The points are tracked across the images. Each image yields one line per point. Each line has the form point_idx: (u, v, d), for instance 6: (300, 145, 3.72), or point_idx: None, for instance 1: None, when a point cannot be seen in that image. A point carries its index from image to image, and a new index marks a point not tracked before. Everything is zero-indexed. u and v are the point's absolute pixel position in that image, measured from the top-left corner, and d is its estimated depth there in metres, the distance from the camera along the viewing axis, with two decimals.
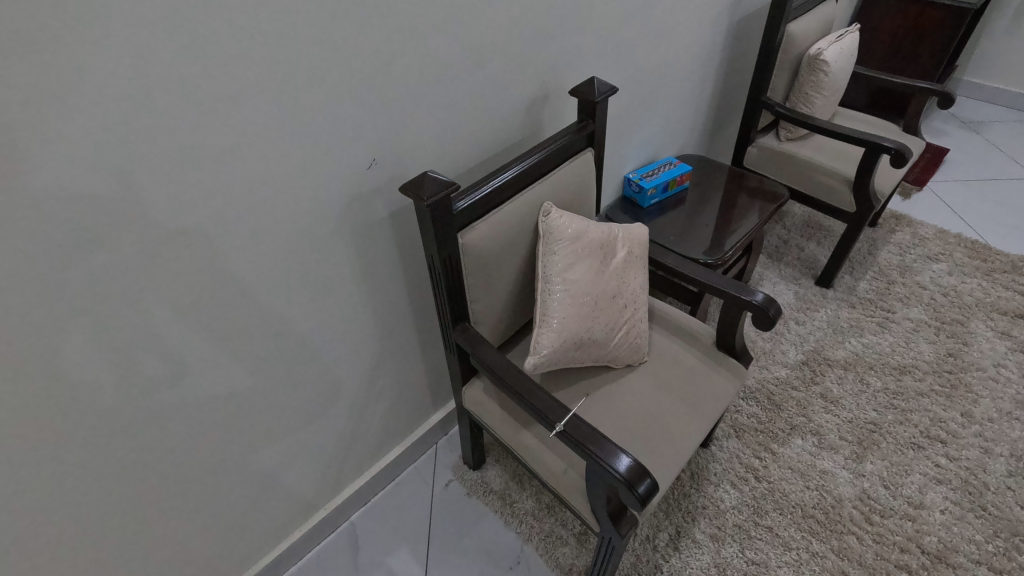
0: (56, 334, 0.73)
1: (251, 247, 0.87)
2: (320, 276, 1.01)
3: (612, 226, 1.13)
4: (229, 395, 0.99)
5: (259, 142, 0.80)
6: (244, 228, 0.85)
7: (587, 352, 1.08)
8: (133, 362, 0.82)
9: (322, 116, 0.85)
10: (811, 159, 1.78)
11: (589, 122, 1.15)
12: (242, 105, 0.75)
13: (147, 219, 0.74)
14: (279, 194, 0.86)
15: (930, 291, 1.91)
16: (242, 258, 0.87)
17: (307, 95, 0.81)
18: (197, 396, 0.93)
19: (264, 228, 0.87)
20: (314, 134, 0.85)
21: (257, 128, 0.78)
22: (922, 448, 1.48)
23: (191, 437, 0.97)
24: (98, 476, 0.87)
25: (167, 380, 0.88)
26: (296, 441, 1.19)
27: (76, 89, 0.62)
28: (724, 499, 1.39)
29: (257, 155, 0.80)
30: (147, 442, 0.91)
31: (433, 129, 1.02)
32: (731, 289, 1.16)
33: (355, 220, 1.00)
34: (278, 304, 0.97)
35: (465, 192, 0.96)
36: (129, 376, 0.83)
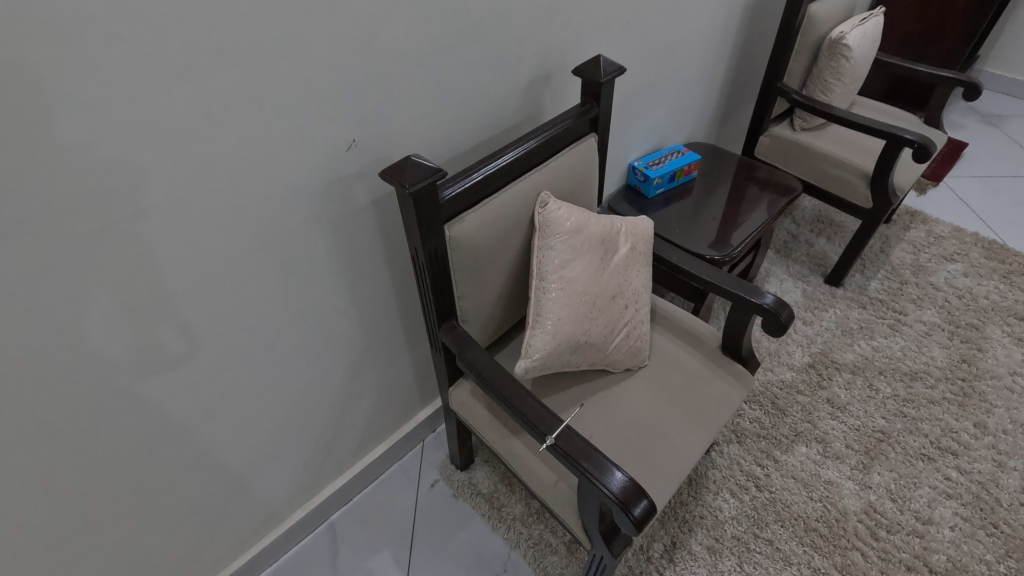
0: (79, 306, 0.69)
1: (222, 233, 0.78)
2: (298, 266, 0.92)
3: (614, 220, 1.04)
4: (200, 394, 0.91)
5: (233, 118, 0.70)
6: (213, 212, 0.76)
7: (583, 356, 1.00)
8: (154, 337, 0.79)
9: (299, 90, 0.75)
10: (828, 150, 1.68)
11: (593, 105, 1.06)
12: (212, 73, 0.66)
13: (100, 199, 0.65)
14: (251, 175, 0.77)
15: (944, 293, 1.83)
16: (211, 244, 0.78)
17: (283, 65, 0.72)
18: (168, 390, 0.86)
19: (235, 212, 0.78)
20: (287, 114, 0.76)
21: (231, 100, 0.69)
22: (933, 459, 1.41)
23: (166, 434, 0.90)
24: (59, 478, 0.80)
25: (190, 354, 0.85)
26: (274, 441, 1.11)
27: (21, 46, 0.53)
28: (723, 508, 1.33)
29: (230, 134, 0.71)
30: (111, 442, 0.83)
31: (421, 108, 0.92)
32: (740, 291, 1.08)
33: (336, 206, 0.91)
34: (255, 295, 0.89)
35: (454, 180, 0.87)
36: (149, 353, 0.80)
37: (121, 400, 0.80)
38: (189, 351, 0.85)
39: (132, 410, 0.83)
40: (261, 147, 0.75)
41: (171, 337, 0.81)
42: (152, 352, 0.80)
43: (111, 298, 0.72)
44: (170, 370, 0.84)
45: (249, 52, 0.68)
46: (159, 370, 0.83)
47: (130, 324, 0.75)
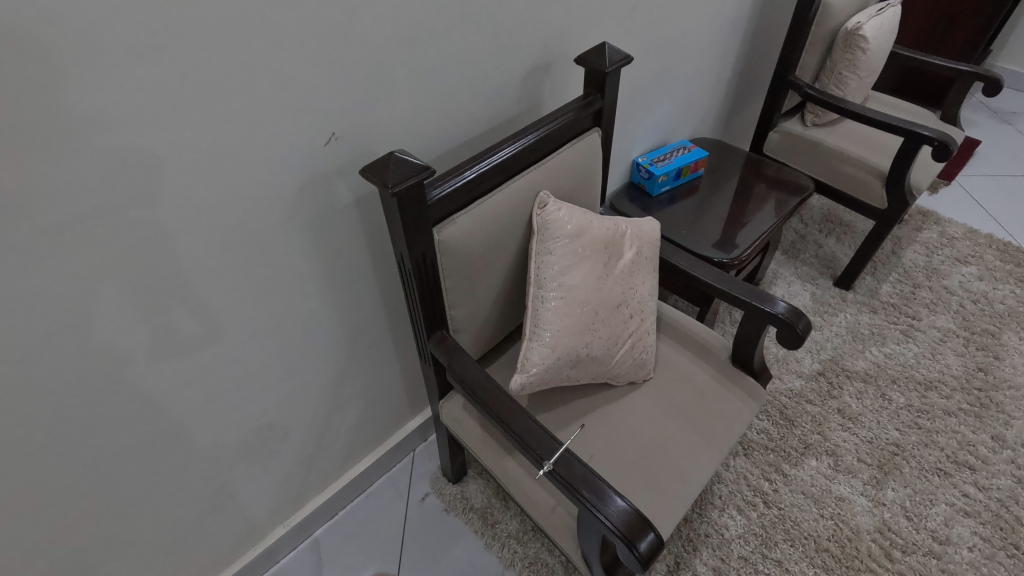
0: (88, 289, 0.65)
1: (184, 236, 0.70)
2: (274, 271, 0.84)
3: (618, 222, 0.97)
4: (165, 412, 0.83)
5: (191, 106, 0.62)
6: (172, 213, 0.68)
7: (583, 369, 0.93)
8: (168, 320, 0.75)
9: (268, 76, 0.67)
10: (841, 148, 1.60)
11: (597, 98, 0.98)
12: (164, 54, 0.58)
13: (37, 198, 0.57)
14: (216, 172, 0.68)
15: (959, 297, 1.75)
16: (171, 249, 0.70)
17: (248, 47, 0.64)
18: (127, 409, 0.78)
19: (197, 213, 0.70)
20: (256, 102, 0.67)
21: (186, 86, 0.61)
22: (949, 474, 1.34)
23: (130, 453, 0.82)
24: (8, 504, 0.73)
25: (207, 338, 0.81)
26: (252, 457, 1.04)
27: None
28: (729, 526, 1.26)
29: (185, 124, 0.63)
30: (65, 465, 0.75)
31: (409, 98, 0.84)
32: (753, 300, 1.00)
33: (315, 206, 0.83)
34: (225, 304, 0.81)
35: (444, 178, 0.79)
36: (165, 338, 0.76)
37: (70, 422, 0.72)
38: (207, 334, 0.81)
39: (87, 430, 0.75)
40: (226, 141, 0.67)
41: (187, 320, 0.77)
42: (167, 337, 0.76)
43: (121, 281, 0.67)
44: (189, 354, 0.80)
45: (206, 31, 0.60)
46: (176, 354, 0.79)
47: (143, 307, 0.71)
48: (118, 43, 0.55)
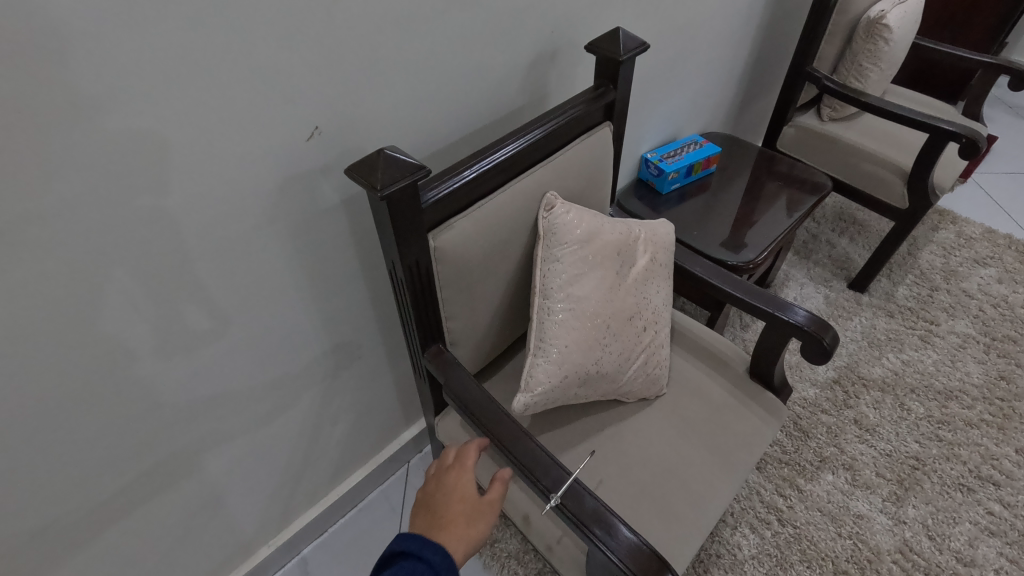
0: (92, 281, 0.60)
1: (141, 243, 0.62)
2: (250, 280, 0.75)
3: (631, 225, 0.89)
4: (130, 434, 0.75)
5: (143, 93, 0.54)
6: (127, 218, 0.59)
7: (592, 387, 0.85)
8: (176, 312, 0.69)
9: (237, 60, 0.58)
10: (860, 144, 1.52)
11: (609, 88, 0.89)
12: (111, 32, 0.50)
13: None
14: (177, 169, 0.60)
15: (978, 301, 1.68)
16: (126, 257, 0.61)
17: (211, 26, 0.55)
18: (85, 431, 0.70)
19: (158, 217, 0.61)
20: (225, 91, 0.59)
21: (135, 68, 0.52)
22: (972, 490, 1.28)
23: (92, 479, 0.74)
24: None
25: (216, 332, 0.76)
26: (231, 477, 0.95)
27: None
28: (742, 546, 1.19)
29: (132, 114, 0.54)
30: (14, 495, 0.67)
31: (402, 88, 0.75)
32: (775, 310, 0.93)
33: (298, 209, 0.74)
34: (197, 318, 0.72)
35: (441, 178, 0.71)
36: (173, 332, 0.71)
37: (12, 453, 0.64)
38: (217, 327, 0.75)
39: (35, 457, 0.67)
40: (187, 134, 0.59)
41: (195, 313, 0.72)
42: (176, 331, 0.71)
43: (128, 272, 0.62)
44: (198, 349, 0.75)
45: (160, 6, 0.51)
46: (185, 349, 0.74)
47: (151, 299, 0.66)
48: (50, 17, 0.46)
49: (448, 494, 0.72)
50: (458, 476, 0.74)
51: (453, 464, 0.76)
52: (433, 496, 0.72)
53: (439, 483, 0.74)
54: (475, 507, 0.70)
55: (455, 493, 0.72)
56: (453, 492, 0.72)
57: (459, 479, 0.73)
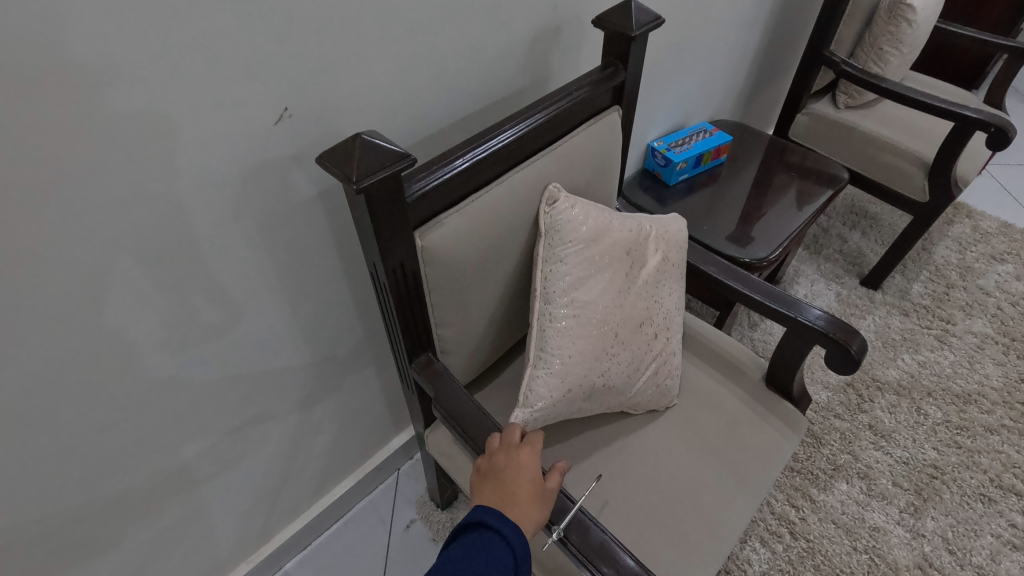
0: (98, 272, 0.56)
1: (73, 242, 0.53)
2: (214, 283, 0.66)
3: (641, 221, 0.80)
4: (78, 454, 0.67)
5: (64, 63, 0.45)
6: (58, 214, 0.51)
7: (598, 400, 0.77)
8: (138, 316, 0.62)
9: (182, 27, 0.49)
10: (879, 133, 1.43)
11: (619, 69, 0.80)
12: None
13: None
14: (115, 156, 0.51)
15: (996, 299, 1.61)
16: (61, 258, 0.53)
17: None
18: (19, 454, 0.61)
19: (98, 211, 0.53)
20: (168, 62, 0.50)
21: (49, 32, 0.43)
22: (993, 501, 1.21)
23: (35, 502, 0.66)
24: None
25: (228, 324, 0.72)
26: (201, 495, 0.87)
27: None
28: (752, 561, 1.12)
29: (46, 89, 0.45)
30: None
31: (386, 65, 0.66)
32: (797, 315, 0.85)
33: (267, 202, 0.65)
34: (151, 326, 0.64)
35: (429, 169, 0.62)
36: (184, 325, 0.67)
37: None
38: (228, 320, 0.71)
39: None
40: (123, 113, 0.50)
41: (207, 305, 0.68)
42: (186, 323, 0.67)
43: (137, 261, 0.58)
44: (210, 342, 0.71)
45: None
46: (197, 342, 0.70)
47: (161, 290, 0.62)
48: None
49: (519, 470, 0.62)
50: (529, 452, 0.64)
51: (522, 439, 0.67)
52: (500, 469, 0.63)
53: (506, 456, 0.65)
54: (545, 491, 0.62)
55: (527, 469, 0.63)
56: (525, 469, 0.62)
57: (530, 456, 0.64)
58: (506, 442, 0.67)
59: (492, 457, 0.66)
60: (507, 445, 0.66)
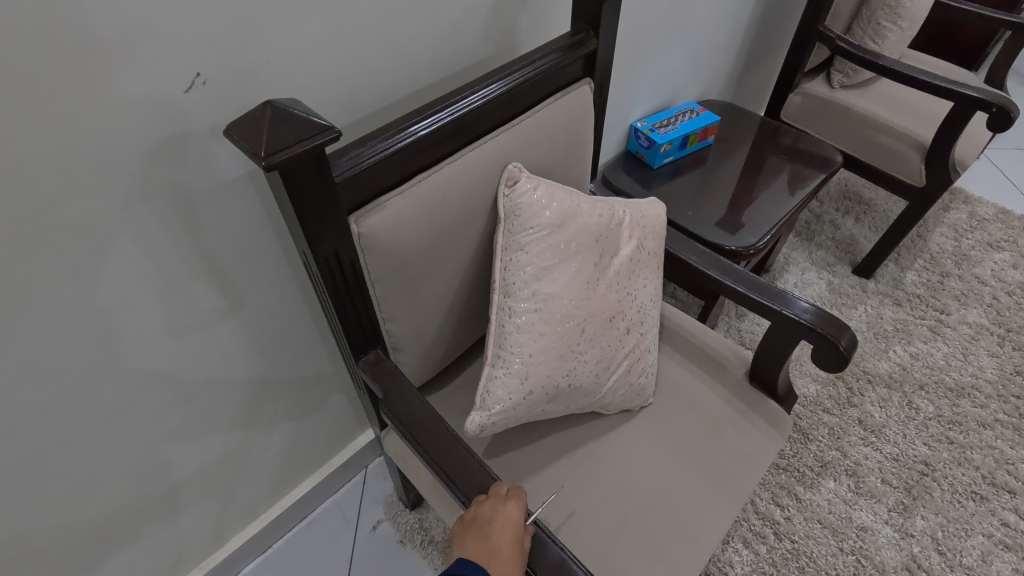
0: (38, 259, 0.52)
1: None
2: (157, 276, 0.61)
3: (614, 204, 0.74)
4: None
5: None
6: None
7: (564, 401, 0.70)
8: (43, 311, 0.55)
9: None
10: (874, 114, 1.36)
11: (590, 36, 0.73)
12: None
13: None
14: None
15: (991, 288, 1.55)
16: None
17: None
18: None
19: None
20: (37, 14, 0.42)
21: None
22: (986, 499, 1.16)
23: None
24: None
25: (221, 314, 0.71)
26: (139, 504, 0.80)
27: None
28: (734, 563, 1.07)
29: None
30: None
31: (319, 26, 0.58)
32: (780, 308, 0.78)
33: (186, 182, 0.57)
34: (44, 322, 0.55)
35: (364, 145, 0.55)
36: (177, 312, 0.66)
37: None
38: (212, 311, 0.69)
39: None
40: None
41: (198, 294, 0.66)
42: (184, 311, 0.66)
43: (113, 246, 0.56)
44: (206, 331, 0.70)
45: None
46: (194, 330, 0.69)
47: (136, 279, 0.59)
48: None
49: (504, 526, 0.56)
50: (517, 505, 0.58)
51: (509, 491, 0.60)
52: (484, 522, 0.56)
53: (491, 506, 0.58)
54: (525, 553, 0.55)
55: (513, 526, 0.56)
56: (510, 527, 0.56)
57: (517, 510, 0.57)
58: (494, 492, 0.59)
59: (476, 506, 0.59)
60: (494, 493, 0.59)
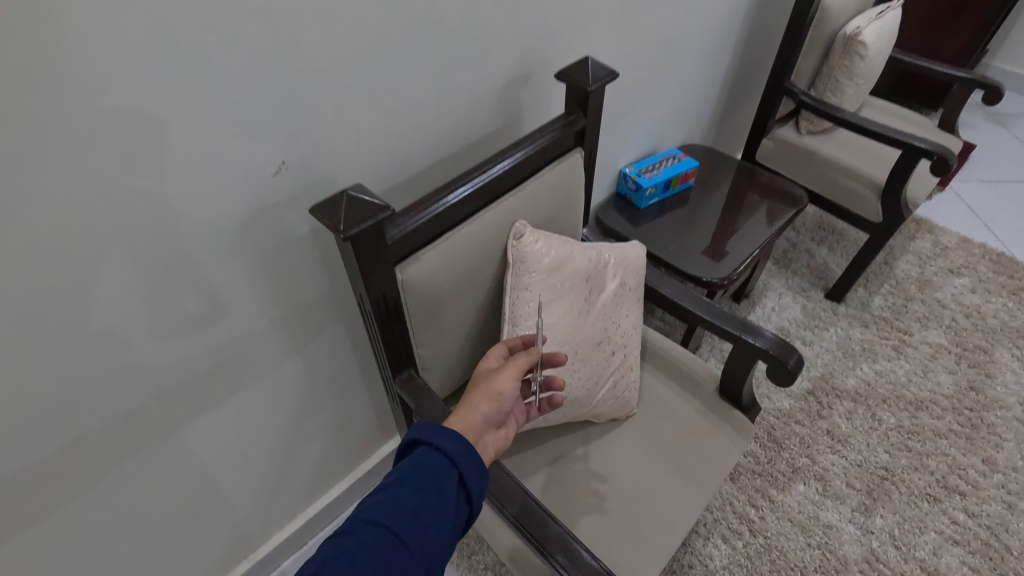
0: (168, 306, 0.68)
1: (77, 282, 0.59)
2: (153, 286, 0.65)
3: (601, 249, 0.91)
4: (84, 468, 0.73)
5: (124, 148, 0.55)
6: (71, 259, 0.57)
7: (562, 411, 0.87)
8: (168, 344, 0.71)
9: (192, 95, 0.56)
10: (836, 158, 1.54)
11: (580, 117, 0.90)
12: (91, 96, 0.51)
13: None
14: (117, 204, 0.57)
15: (951, 311, 1.71)
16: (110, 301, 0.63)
17: (159, 62, 0.53)
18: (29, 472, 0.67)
19: (141, 262, 0.63)
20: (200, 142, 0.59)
21: (45, 99, 0.48)
22: (938, 500, 1.31)
23: (70, 511, 0.75)
24: None
25: (214, 315, 0.74)
26: (210, 499, 0.96)
27: None
28: (714, 556, 1.22)
29: (41, 151, 0.50)
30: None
31: (371, 122, 0.75)
32: (741, 333, 0.95)
33: (271, 240, 0.74)
34: (104, 350, 0.65)
35: (406, 214, 0.72)
36: (168, 316, 0.69)
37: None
38: (204, 311, 0.72)
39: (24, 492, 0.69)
40: (104, 165, 0.54)
41: (188, 297, 0.70)
42: (173, 315, 0.69)
43: (123, 260, 0.61)
44: (196, 333, 0.74)
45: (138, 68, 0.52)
46: (184, 331, 0.72)
47: (130, 288, 0.63)
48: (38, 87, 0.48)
49: (476, 376, 0.70)
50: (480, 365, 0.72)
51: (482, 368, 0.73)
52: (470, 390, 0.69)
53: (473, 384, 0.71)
54: (499, 369, 0.68)
55: (482, 372, 0.70)
56: (480, 373, 0.70)
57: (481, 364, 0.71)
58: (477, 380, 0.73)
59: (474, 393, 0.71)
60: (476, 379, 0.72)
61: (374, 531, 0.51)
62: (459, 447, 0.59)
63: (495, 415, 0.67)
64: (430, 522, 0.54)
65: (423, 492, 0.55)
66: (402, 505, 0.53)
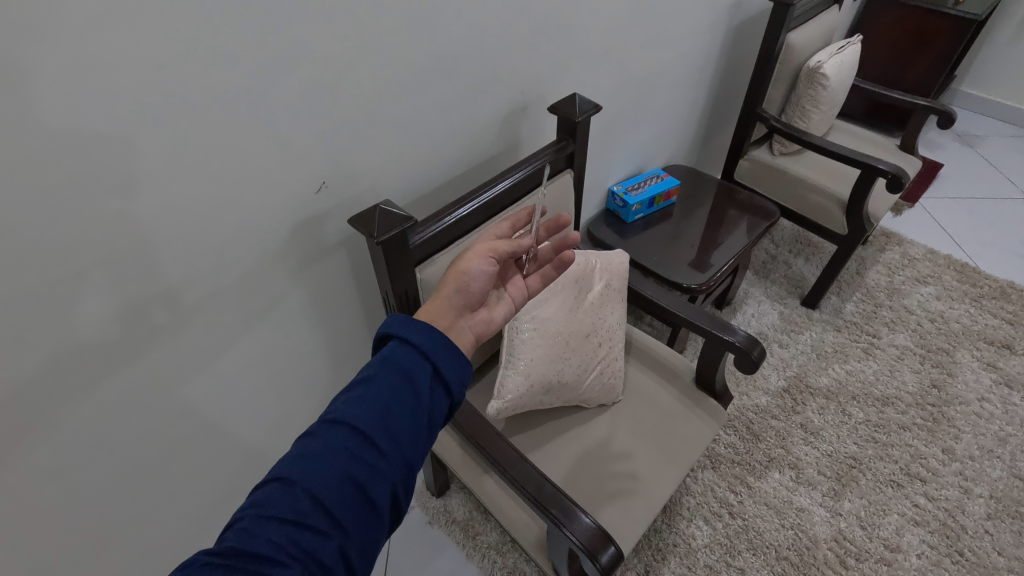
0: (230, 303, 0.81)
1: (102, 291, 0.66)
2: (146, 291, 0.70)
3: (588, 256, 1.06)
4: (149, 449, 0.84)
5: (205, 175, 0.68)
6: (159, 266, 0.69)
7: (556, 394, 1.01)
8: (226, 337, 0.85)
9: (256, 131, 0.70)
10: (805, 177, 1.70)
11: (569, 143, 1.05)
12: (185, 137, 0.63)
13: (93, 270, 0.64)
14: (199, 222, 0.70)
15: (917, 316, 1.86)
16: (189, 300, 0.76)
17: (238, 109, 0.66)
18: (109, 451, 0.78)
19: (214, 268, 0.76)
20: (263, 168, 0.73)
21: (154, 139, 0.61)
22: (902, 485, 1.44)
23: (145, 486, 0.88)
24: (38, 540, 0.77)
25: (198, 315, 0.78)
26: (248, 481, 1.09)
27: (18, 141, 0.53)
28: (696, 536, 1.34)
29: (147, 182, 0.63)
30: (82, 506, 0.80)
31: (395, 150, 0.90)
32: (711, 328, 1.09)
33: (311, 248, 0.88)
34: (110, 354, 0.71)
35: (423, 225, 0.86)
36: (151, 321, 0.73)
37: (37, 476, 0.72)
38: (183, 312, 0.76)
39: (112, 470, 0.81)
40: (170, 189, 0.65)
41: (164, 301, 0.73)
42: (155, 319, 0.73)
43: (133, 269, 0.67)
44: (181, 333, 0.77)
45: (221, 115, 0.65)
46: (170, 332, 0.76)
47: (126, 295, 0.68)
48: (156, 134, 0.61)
49: None
50: None
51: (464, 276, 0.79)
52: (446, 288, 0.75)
53: None
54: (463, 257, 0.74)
55: None
56: None
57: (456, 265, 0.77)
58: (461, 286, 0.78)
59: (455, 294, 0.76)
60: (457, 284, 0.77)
61: (344, 431, 0.54)
62: (432, 342, 0.62)
63: (463, 298, 0.71)
64: (401, 414, 0.57)
65: (395, 388, 0.58)
66: (370, 400, 0.56)
